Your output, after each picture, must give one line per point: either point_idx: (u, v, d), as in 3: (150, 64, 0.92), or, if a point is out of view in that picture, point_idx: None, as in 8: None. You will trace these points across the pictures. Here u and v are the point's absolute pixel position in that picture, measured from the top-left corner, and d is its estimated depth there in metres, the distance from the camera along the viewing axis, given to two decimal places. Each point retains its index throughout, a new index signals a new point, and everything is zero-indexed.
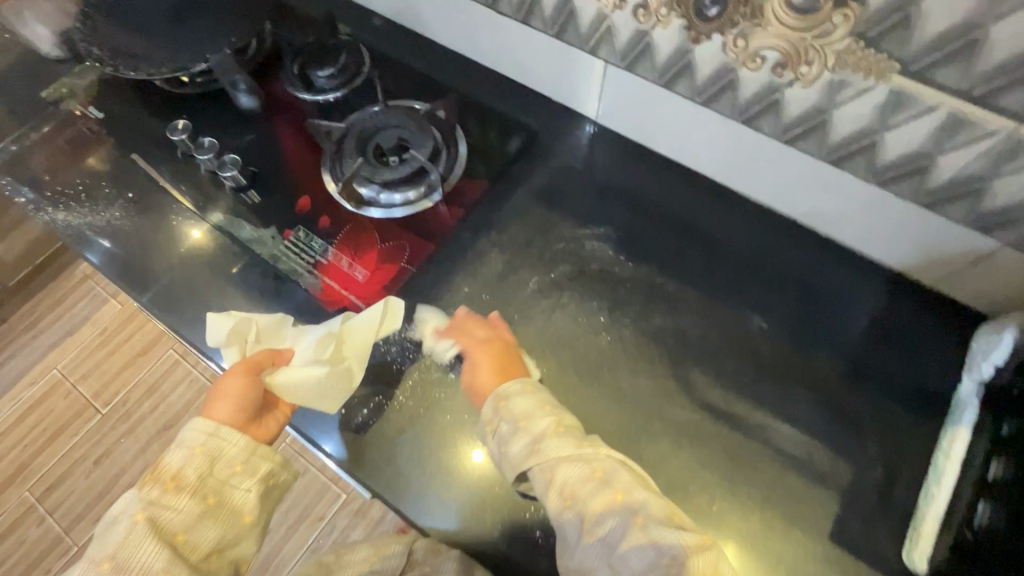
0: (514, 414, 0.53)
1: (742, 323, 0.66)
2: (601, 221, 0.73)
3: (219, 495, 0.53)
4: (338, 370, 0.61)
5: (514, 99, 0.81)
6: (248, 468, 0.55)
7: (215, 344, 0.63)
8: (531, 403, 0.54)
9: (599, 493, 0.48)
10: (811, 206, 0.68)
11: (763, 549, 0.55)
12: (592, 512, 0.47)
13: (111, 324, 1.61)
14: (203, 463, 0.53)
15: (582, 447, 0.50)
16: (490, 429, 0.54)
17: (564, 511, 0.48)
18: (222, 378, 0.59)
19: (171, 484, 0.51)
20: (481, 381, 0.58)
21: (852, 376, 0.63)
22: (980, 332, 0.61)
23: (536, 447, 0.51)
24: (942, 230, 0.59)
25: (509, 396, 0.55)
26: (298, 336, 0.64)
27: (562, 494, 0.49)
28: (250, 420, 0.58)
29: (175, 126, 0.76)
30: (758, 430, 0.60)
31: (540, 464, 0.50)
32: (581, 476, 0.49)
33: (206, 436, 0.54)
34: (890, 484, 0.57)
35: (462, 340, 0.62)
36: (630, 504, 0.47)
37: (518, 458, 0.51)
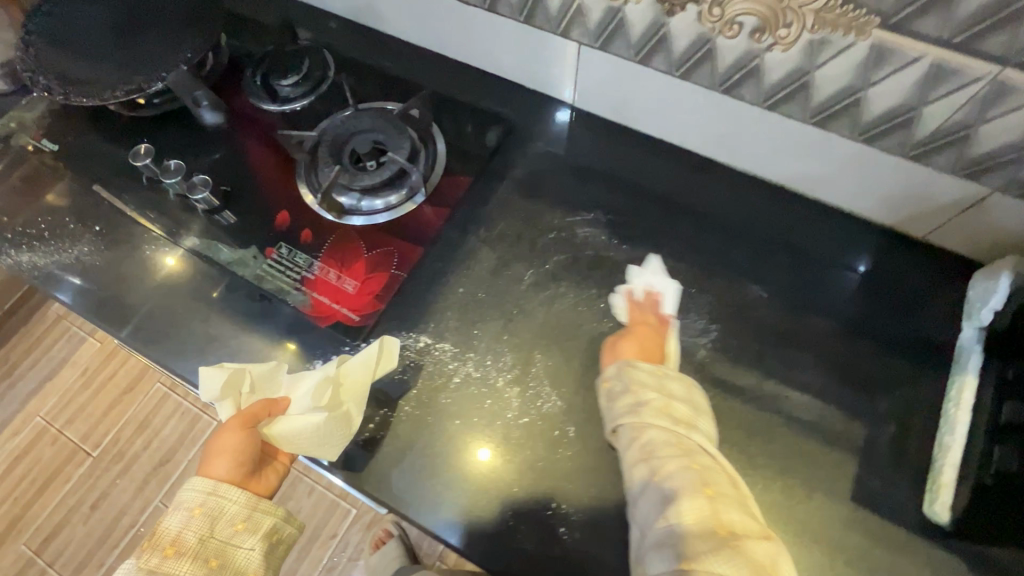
0: (632, 377, 0.55)
1: (742, 294, 0.66)
2: (590, 206, 0.71)
3: (222, 557, 0.52)
4: (337, 415, 0.57)
5: (487, 90, 0.79)
6: (251, 525, 0.54)
7: (207, 399, 0.59)
8: (650, 375, 0.55)
9: (677, 461, 0.49)
10: (797, 170, 0.67)
11: (789, 518, 0.55)
12: (664, 469, 0.49)
13: (92, 364, 1.56)
14: (203, 525, 0.53)
15: (679, 425, 0.52)
16: (605, 384, 0.56)
17: (636, 465, 0.50)
18: (219, 434, 0.58)
19: (171, 549, 0.51)
20: (623, 344, 0.59)
21: (855, 335, 0.63)
22: (974, 280, 0.62)
23: (636, 411, 0.52)
24: (929, 181, 0.59)
25: (638, 366, 0.55)
26: (295, 383, 0.61)
27: (643, 449, 0.51)
28: (250, 475, 0.58)
29: (137, 151, 0.72)
30: (770, 400, 0.60)
31: (630, 422, 0.52)
32: (665, 442, 0.51)
33: (204, 495, 0.54)
34: (904, 438, 0.58)
35: (633, 314, 0.63)
36: (702, 475, 0.48)
37: (616, 412, 0.53)
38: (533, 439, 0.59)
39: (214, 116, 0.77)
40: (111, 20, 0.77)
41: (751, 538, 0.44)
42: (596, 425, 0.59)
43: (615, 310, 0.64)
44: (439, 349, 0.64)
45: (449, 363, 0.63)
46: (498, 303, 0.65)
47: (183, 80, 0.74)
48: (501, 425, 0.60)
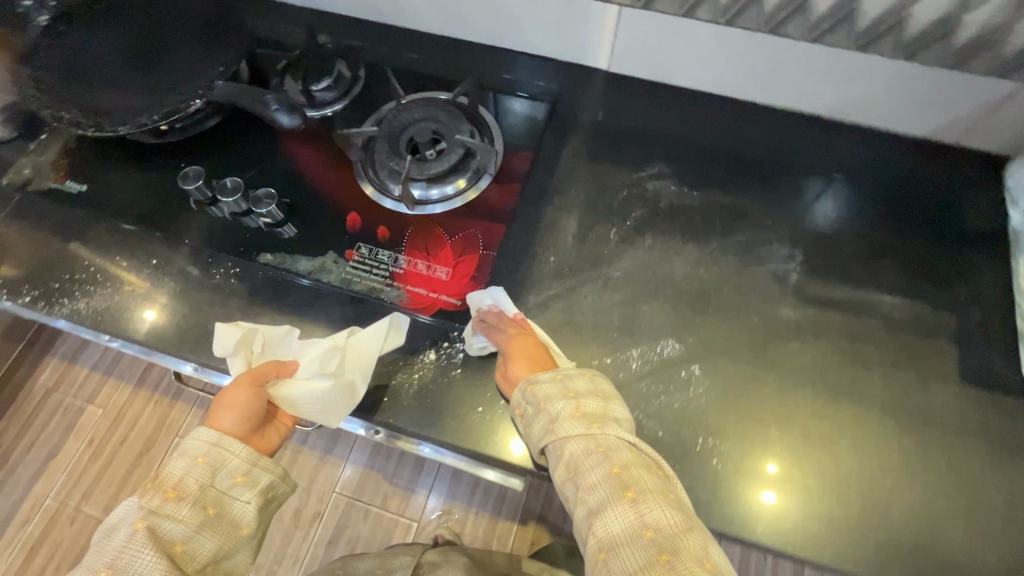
0: (539, 396, 0.54)
1: (813, 217, 0.70)
2: (651, 162, 0.74)
3: (219, 506, 0.50)
4: (342, 384, 0.59)
5: (523, 68, 0.81)
6: (250, 480, 0.53)
7: (220, 354, 0.60)
8: (555, 388, 0.54)
9: (597, 469, 0.48)
10: (837, 98, 0.72)
11: (914, 407, 0.59)
12: (586, 483, 0.48)
13: (98, 433, 1.45)
14: (204, 473, 0.51)
15: (592, 427, 0.51)
16: (518, 413, 0.55)
17: (565, 482, 0.50)
18: (226, 388, 0.58)
19: (172, 493, 0.49)
20: (512, 369, 0.58)
21: (920, 236, 0.68)
22: (1013, 172, 0.69)
23: (551, 428, 0.52)
24: (965, 86, 0.65)
25: (539, 379, 0.55)
26: (304, 348, 0.62)
27: (568, 465, 0.50)
28: (253, 431, 0.57)
29: (186, 174, 0.69)
30: (865, 306, 0.64)
31: (550, 440, 0.52)
32: (585, 450, 0.50)
33: (208, 446, 0.52)
34: (990, 318, 0.63)
35: (493, 336, 0.60)
36: (623, 479, 0.47)
37: (535, 437, 0.53)
38: (664, 383, 0.60)
39: (291, 118, 0.71)
40: (123, 49, 0.74)
41: (678, 533, 0.44)
42: (717, 359, 0.61)
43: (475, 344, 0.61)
44: (548, 317, 0.64)
45: (562, 328, 0.63)
46: (592, 264, 0.67)
47: (233, 91, 0.71)
48: (629, 376, 0.60)
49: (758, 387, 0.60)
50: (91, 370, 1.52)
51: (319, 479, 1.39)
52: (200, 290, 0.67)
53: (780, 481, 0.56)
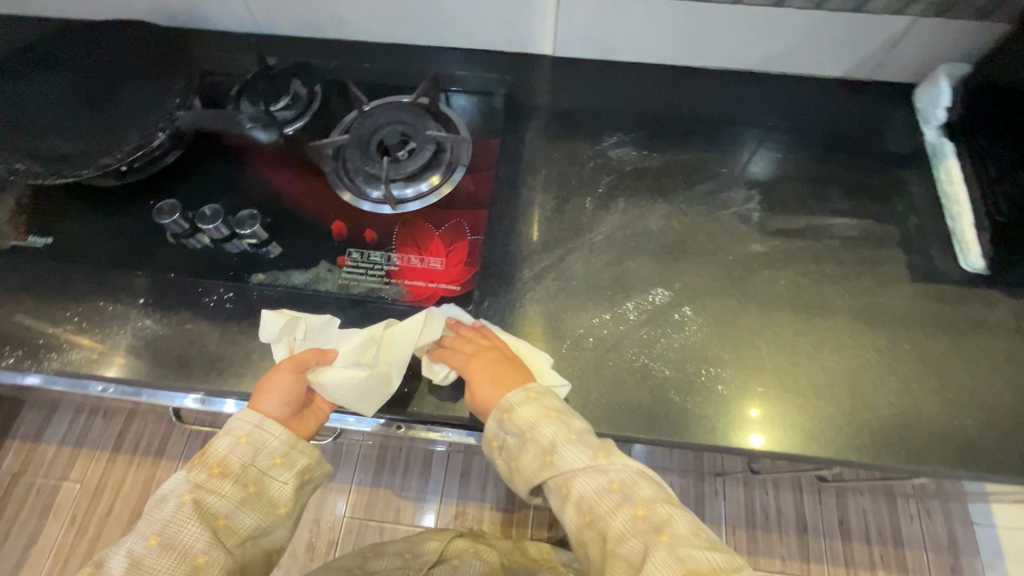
0: (518, 423, 0.57)
1: (760, 160, 0.77)
2: (610, 132, 0.79)
3: (259, 484, 0.55)
4: (377, 374, 0.61)
5: (474, 62, 0.84)
6: (287, 462, 0.57)
7: (264, 339, 0.62)
8: (538, 411, 0.57)
9: (622, 510, 0.51)
10: (762, 52, 0.80)
11: (878, 309, 0.66)
12: (615, 531, 0.51)
13: (80, 507, 1.38)
14: (247, 452, 0.56)
15: (599, 457, 0.54)
16: (500, 442, 0.58)
17: (586, 527, 0.53)
18: (271, 371, 0.61)
19: (217, 469, 0.54)
20: (478, 392, 0.59)
21: (853, 162, 0.76)
22: (918, 95, 0.78)
23: (552, 464, 0.55)
24: (867, 27, 0.74)
25: (512, 403, 0.58)
26: (343, 337, 0.63)
27: (584, 508, 0.53)
28: (293, 415, 0.61)
29: (161, 208, 0.68)
30: (821, 230, 0.71)
31: (553, 476, 0.55)
32: (599, 489, 0.53)
33: (251, 427, 0.57)
34: (924, 223, 0.71)
35: (451, 360, 0.61)
36: (651, 521, 0.50)
37: (535, 475, 0.56)
38: (660, 326, 0.65)
39: (268, 134, 0.75)
40: (70, 93, 0.72)
41: (719, 574, 0.47)
42: (703, 299, 0.66)
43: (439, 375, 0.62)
44: (544, 287, 0.68)
45: (559, 295, 0.67)
46: (574, 232, 0.71)
47: (201, 117, 0.72)
48: (628, 327, 0.65)
49: (743, 316, 0.65)
50: (59, 445, 1.44)
51: (327, 507, 1.37)
52: (194, 320, 0.67)
53: (763, 424, 0.60)
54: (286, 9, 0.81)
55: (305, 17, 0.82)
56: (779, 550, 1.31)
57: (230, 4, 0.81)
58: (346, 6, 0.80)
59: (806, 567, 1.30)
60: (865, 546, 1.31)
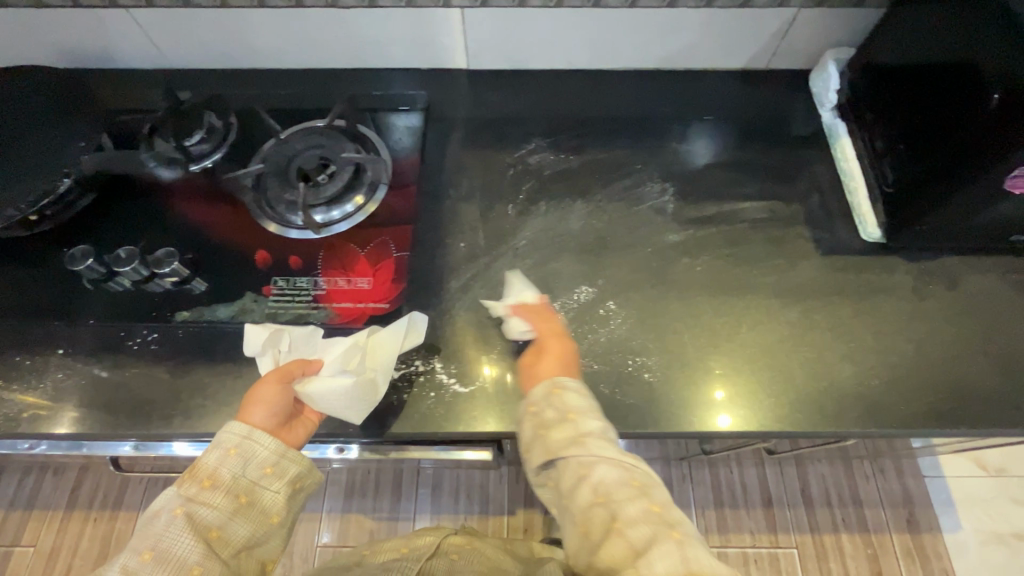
0: (564, 404, 0.56)
1: (672, 151, 0.80)
2: (528, 139, 0.81)
3: (250, 495, 0.53)
4: (364, 381, 0.60)
5: (390, 82, 0.86)
6: (278, 471, 0.55)
7: (248, 351, 0.63)
8: (587, 406, 0.56)
9: (636, 501, 0.49)
10: (665, 51, 0.84)
11: (788, 284, 0.69)
12: (625, 515, 0.48)
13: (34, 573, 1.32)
14: (238, 463, 0.54)
15: (626, 457, 0.52)
16: (538, 410, 0.56)
17: (592, 506, 0.49)
18: (257, 384, 0.59)
19: (207, 482, 0.52)
20: (545, 364, 0.60)
21: (759, 147, 0.80)
22: (812, 80, 0.83)
23: (578, 442, 0.52)
24: (757, 20, 0.78)
25: (567, 387, 0.57)
26: (328, 347, 0.63)
27: (596, 489, 0.50)
28: (281, 426, 0.59)
29: (74, 255, 0.66)
30: (732, 215, 0.74)
31: (579, 455, 0.52)
32: (620, 481, 0.50)
33: (240, 438, 0.55)
34: (827, 198, 0.76)
35: (537, 326, 0.63)
36: (665, 517, 0.48)
37: (557, 445, 0.53)
38: (585, 322, 0.67)
39: (172, 171, 0.75)
40: None
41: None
42: (626, 292, 0.69)
43: (517, 329, 0.64)
44: (472, 296, 0.69)
45: (487, 302, 0.68)
46: (498, 239, 0.72)
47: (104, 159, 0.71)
48: (556, 327, 0.67)
49: (664, 304, 0.68)
50: (8, 510, 1.38)
51: (298, 540, 1.34)
52: (119, 364, 0.66)
53: (730, 403, 0.63)
54: (195, 43, 0.80)
55: (215, 49, 0.82)
56: (747, 524, 1.35)
57: (137, 43, 0.80)
58: (255, 35, 0.80)
59: (773, 537, 1.34)
60: (827, 510, 1.36)
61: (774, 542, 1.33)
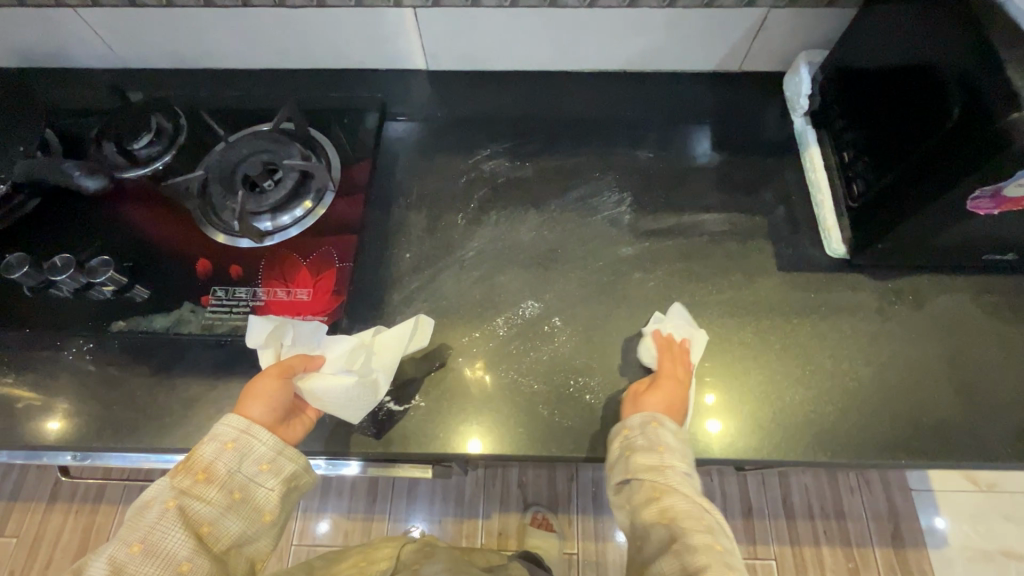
0: (657, 438, 0.54)
1: (634, 158, 0.77)
2: (484, 144, 0.79)
3: (244, 491, 0.50)
4: (366, 381, 0.59)
5: (347, 83, 0.83)
6: (275, 468, 0.51)
7: (253, 343, 0.61)
8: (681, 447, 0.55)
9: (700, 535, 0.49)
10: (631, 52, 0.80)
11: (745, 302, 0.66)
12: (686, 543, 0.49)
13: (17, 563, 1.35)
14: (233, 459, 0.50)
15: (701, 498, 0.52)
16: (627, 433, 0.56)
17: (654, 526, 0.51)
18: (256, 378, 0.56)
19: (203, 475, 0.48)
20: (651, 396, 0.58)
21: (725, 155, 0.77)
22: (785, 83, 0.79)
23: (659, 470, 0.53)
24: (725, 20, 0.74)
25: (664, 426, 0.55)
26: (331, 346, 0.62)
27: (662, 514, 0.51)
28: (279, 421, 0.55)
29: (9, 263, 0.65)
30: (691, 228, 0.71)
31: (658, 482, 0.52)
32: (690, 517, 0.51)
33: (238, 432, 0.51)
34: (793, 210, 0.72)
35: (666, 359, 0.60)
36: (725, 559, 0.48)
37: (638, 466, 0.54)
38: (529, 339, 0.65)
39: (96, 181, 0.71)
40: None
41: None
42: (573, 308, 0.67)
43: (645, 353, 0.62)
44: (414, 309, 0.67)
45: (428, 316, 0.67)
46: (446, 250, 0.71)
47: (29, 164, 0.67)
48: (498, 344, 0.65)
49: (612, 320, 0.66)
50: None
51: None
52: (57, 374, 0.65)
53: (721, 410, 0.61)
54: (145, 43, 0.79)
55: (166, 49, 0.80)
56: None
57: (90, 43, 0.79)
58: (205, 36, 0.78)
59: (752, 548, 1.31)
60: (809, 521, 1.33)
61: (753, 552, 1.31)
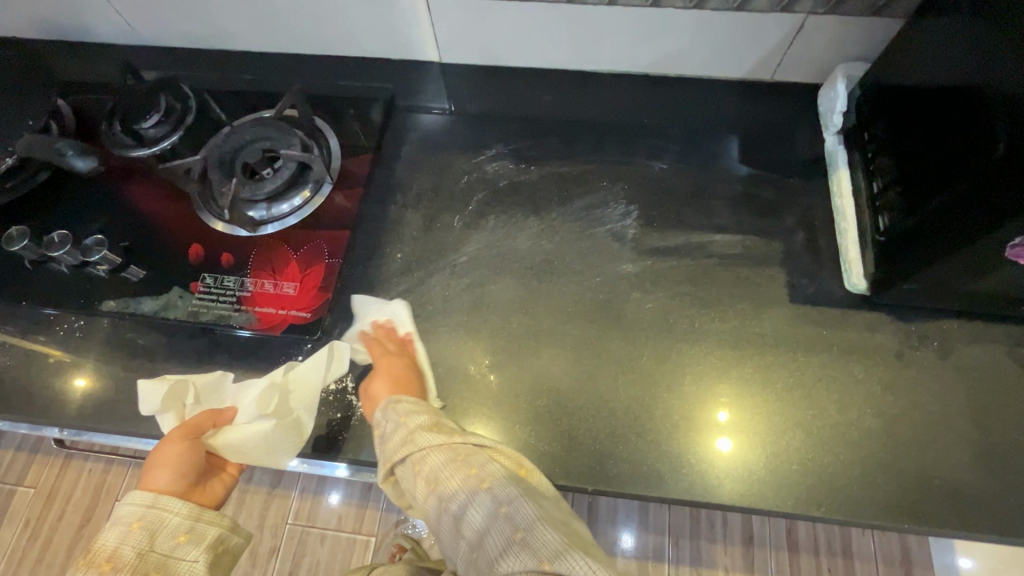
0: (397, 412, 0.53)
1: (645, 170, 0.72)
2: (490, 144, 0.75)
3: (164, 569, 0.50)
4: (286, 423, 0.59)
5: (358, 72, 0.81)
6: (194, 538, 0.53)
7: (149, 412, 0.60)
8: (411, 404, 0.54)
9: (456, 475, 0.47)
10: (654, 54, 0.75)
11: (748, 334, 0.62)
12: (448, 491, 0.47)
13: (33, 512, 1.42)
14: (142, 539, 0.50)
15: (451, 437, 0.50)
16: (378, 433, 0.53)
17: (426, 499, 0.48)
18: (160, 445, 0.58)
19: (108, 565, 0.48)
20: (373, 389, 0.58)
21: (746, 172, 0.71)
22: (820, 96, 0.72)
23: (408, 441, 0.51)
24: (758, 26, 0.68)
25: (402, 403, 0.54)
26: (240, 393, 0.62)
27: (427, 481, 0.48)
28: (193, 485, 0.58)
29: (11, 236, 0.67)
30: (699, 249, 0.67)
31: (408, 452, 0.50)
32: (444, 462, 0.48)
33: (144, 509, 0.52)
34: (813, 239, 0.67)
35: (373, 350, 0.62)
36: (481, 476, 0.46)
37: (391, 450, 0.51)
38: (513, 354, 0.62)
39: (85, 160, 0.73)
40: None
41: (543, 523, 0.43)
42: (562, 324, 0.63)
43: (357, 352, 0.63)
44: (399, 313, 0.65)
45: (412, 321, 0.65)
46: (437, 255, 0.68)
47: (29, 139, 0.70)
48: (481, 356, 0.62)
49: (601, 342, 0.62)
50: (15, 451, 1.46)
51: (269, 516, 1.37)
52: (45, 350, 0.67)
53: (732, 426, 0.57)
54: (160, 22, 0.78)
55: (180, 28, 0.79)
56: (723, 561, 1.27)
57: (108, 18, 0.79)
58: (218, 16, 0.77)
59: None
60: (813, 557, 1.26)
61: None
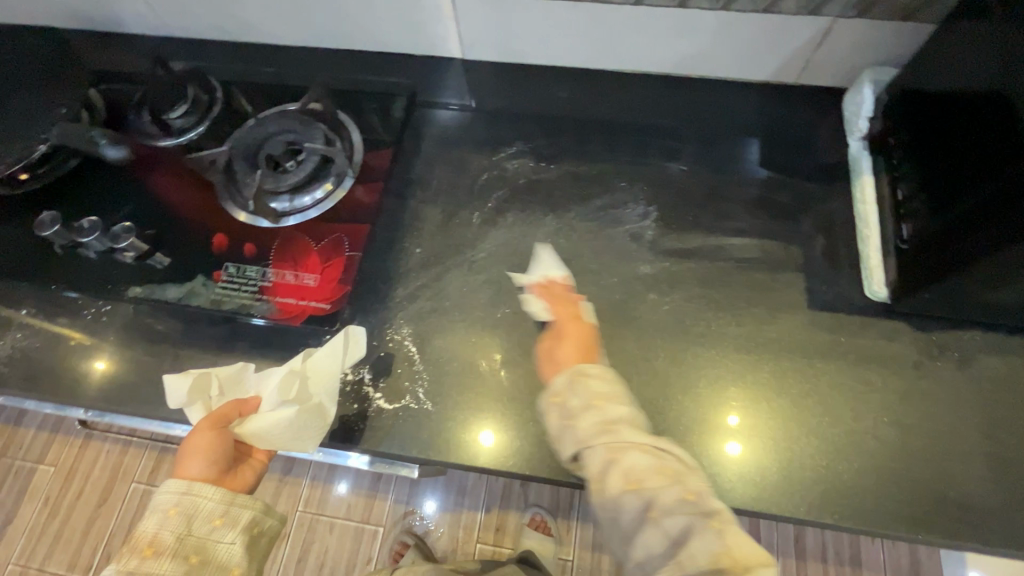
0: (590, 392, 0.51)
1: (665, 171, 0.72)
2: (510, 142, 0.76)
3: (202, 552, 0.52)
4: (308, 408, 0.59)
5: (380, 67, 0.82)
6: (229, 521, 0.54)
7: (176, 406, 0.61)
8: (604, 387, 0.52)
9: (670, 490, 0.46)
10: (677, 55, 0.74)
11: (764, 339, 0.61)
12: (660, 503, 0.46)
13: (54, 489, 1.46)
14: (179, 524, 0.53)
15: (656, 441, 0.49)
16: (557, 403, 0.53)
17: (624, 494, 0.46)
18: (189, 435, 0.58)
19: (149, 551, 0.51)
20: (561, 351, 0.58)
21: (766, 176, 0.71)
22: (846, 101, 0.72)
23: (607, 429, 0.49)
24: (784, 28, 0.67)
25: (589, 375, 0.53)
26: (262, 381, 0.62)
27: (627, 479, 0.46)
28: (225, 472, 0.58)
29: (43, 220, 0.69)
30: (716, 251, 0.66)
31: (613, 442, 0.48)
32: (652, 468, 0.47)
33: (179, 496, 0.54)
34: (832, 245, 0.66)
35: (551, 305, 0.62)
36: (700, 506, 0.45)
37: (587, 433, 0.49)
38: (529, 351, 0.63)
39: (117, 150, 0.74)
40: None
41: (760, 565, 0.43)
42: None
43: (534, 307, 0.63)
44: (417, 307, 0.66)
45: (429, 315, 0.65)
46: (455, 250, 0.69)
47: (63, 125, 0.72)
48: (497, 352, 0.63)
49: (616, 342, 0.63)
50: (37, 430, 1.50)
51: (281, 502, 1.39)
52: (74, 334, 0.69)
53: (744, 431, 0.57)
54: (188, 13, 0.80)
55: (207, 19, 0.80)
56: None
57: (138, 9, 0.80)
58: (244, 9, 0.78)
59: None
60: (820, 564, 1.26)
61: None
